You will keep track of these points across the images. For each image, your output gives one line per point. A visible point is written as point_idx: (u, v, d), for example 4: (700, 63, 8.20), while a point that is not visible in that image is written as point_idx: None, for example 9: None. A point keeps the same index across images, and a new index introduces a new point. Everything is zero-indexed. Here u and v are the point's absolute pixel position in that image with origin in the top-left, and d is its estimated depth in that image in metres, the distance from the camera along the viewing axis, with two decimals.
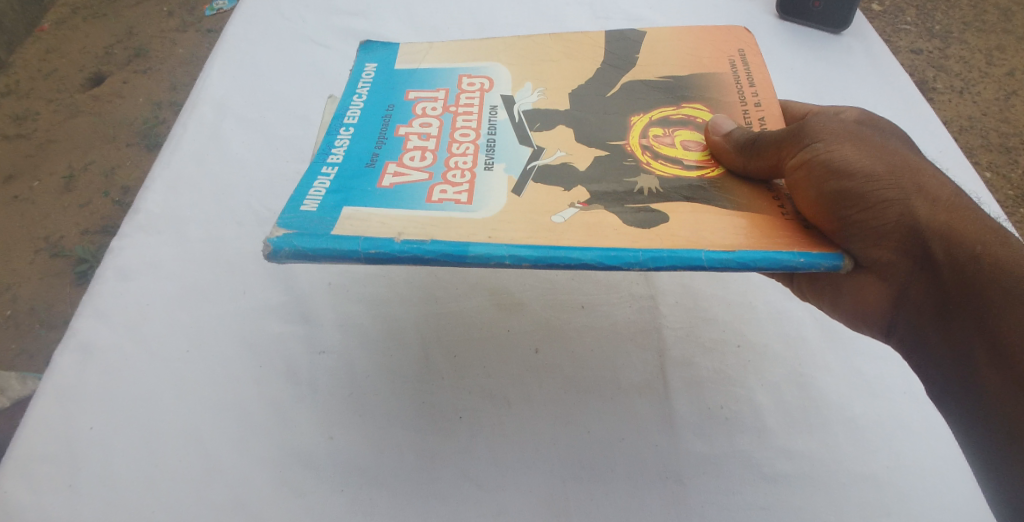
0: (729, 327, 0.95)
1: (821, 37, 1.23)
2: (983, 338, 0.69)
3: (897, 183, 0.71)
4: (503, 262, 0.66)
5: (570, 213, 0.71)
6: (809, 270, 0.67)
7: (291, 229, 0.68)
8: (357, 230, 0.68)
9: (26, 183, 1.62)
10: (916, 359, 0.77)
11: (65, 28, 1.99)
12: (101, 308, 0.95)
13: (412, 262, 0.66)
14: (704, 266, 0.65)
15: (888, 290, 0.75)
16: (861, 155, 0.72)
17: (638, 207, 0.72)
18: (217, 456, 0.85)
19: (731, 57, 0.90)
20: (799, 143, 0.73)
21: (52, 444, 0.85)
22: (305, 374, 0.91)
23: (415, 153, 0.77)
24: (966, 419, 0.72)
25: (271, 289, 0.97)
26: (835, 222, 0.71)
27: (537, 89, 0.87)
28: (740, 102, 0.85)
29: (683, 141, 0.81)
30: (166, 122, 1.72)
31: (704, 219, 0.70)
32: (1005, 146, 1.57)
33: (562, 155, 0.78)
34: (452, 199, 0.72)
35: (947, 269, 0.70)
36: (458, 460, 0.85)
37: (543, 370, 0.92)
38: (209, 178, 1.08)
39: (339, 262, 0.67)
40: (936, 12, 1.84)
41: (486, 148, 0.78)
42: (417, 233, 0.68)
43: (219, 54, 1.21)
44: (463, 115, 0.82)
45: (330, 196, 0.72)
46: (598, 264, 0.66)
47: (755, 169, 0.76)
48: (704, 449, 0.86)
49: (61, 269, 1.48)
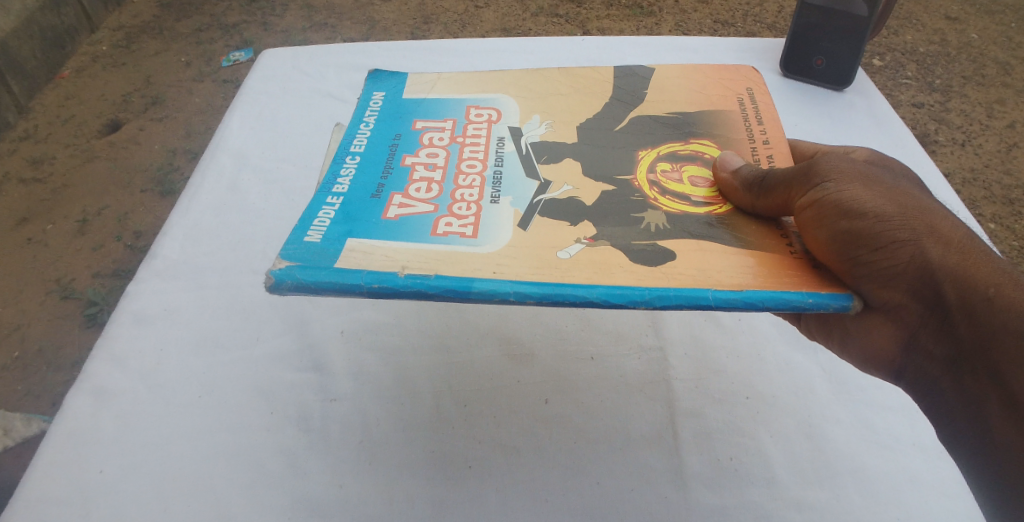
0: (739, 379, 0.95)
1: (824, 94, 1.26)
2: (996, 386, 0.69)
3: (908, 224, 0.71)
4: (507, 298, 0.66)
5: (576, 249, 0.72)
6: (818, 310, 0.67)
7: (293, 261, 0.69)
8: (360, 262, 0.69)
9: (41, 226, 1.65)
10: (927, 403, 0.77)
11: (85, 75, 2.04)
12: (114, 352, 0.96)
13: (415, 296, 0.67)
14: (711, 305, 0.66)
15: (898, 331, 0.76)
16: (872, 194, 0.72)
17: (644, 245, 0.72)
18: (224, 503, 0.84)
19: (739, 95, 0.92)
20: (809, 183, 0.73)
21: (60, 489, 0.85)
22: (316, 422, 0.91)
23: (421, 184, 0.79)
24: (977, 466, 0.72)
25: (284, 336, 0.98)
26: (847, 263, 0.71)
27: (544, 122, 0.89)
28: (748, 139, 0.86)
29: (691, 177, 0.82)
30: (181, 168, 1.75)
31: (710, 257, 0.71)
32: (1008, 197, 1.59)
33: (569, 190, 0.79)
34: (457, 232, 0.73)
35: (959, 311, 0.70)
36: (466, 510, 0.84)
37: (553, 421, 0.92)
38: (227, 228, 1.10)
39: (342, 297, 0.68)
40: (936, 67, 1.88)
41: (493, 181, 0.80)
42: (421, 268, 0.69)
43: (239, 107, 1.25)
44: (470, 146, 0.85)
45: (335, 226, 0.74)
46: (603, 303, 0.66)
47: (764, 207, 0.76)
48: (715, 500, 0.85)
49: (71, 310, 1.49)
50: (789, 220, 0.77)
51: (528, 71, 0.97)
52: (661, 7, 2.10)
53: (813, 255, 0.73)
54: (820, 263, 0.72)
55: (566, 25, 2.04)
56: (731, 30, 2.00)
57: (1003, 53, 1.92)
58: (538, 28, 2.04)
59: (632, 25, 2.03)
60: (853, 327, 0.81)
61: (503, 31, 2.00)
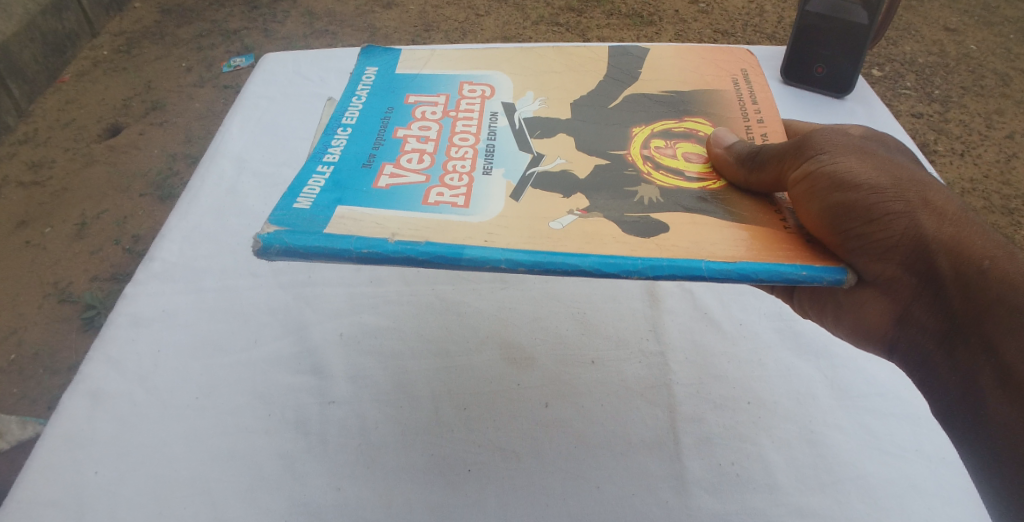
0: (739, 384, 0.95)
1: (823, 101, 1.26)
2: (989, 356, 0.69)
3: (903, 196, 0.71)
4: (499, 265, 0.66)
5: (569, 220, 0.71)
6: (812, 283, 0.67)
7: (282, 226, 0.68)
8: (350, 229, 0.69)
9: (40, 229, 1.64)
10: (919, 376, 0.77)
11: (86, 80, 2.04)
12: (112, 354, 0.95)
13: (405, 262, 0.67)
14: (704, 276, 0.65)
15: (891, 305, 0.76)
16: (866, 166, 0.72)
17: (638, 217, 0.72)
18: (220, 506, 0.83)
19: (733, 76, 0.93)
20: (803, 155, 0.73)
21: (54, 491, 0.84)
22: (314, 426, 0.90)
23: (413, 156, 0.79)
24: (972, 439, 0.71)
25: (283, 338, 0.98)
26: (840, 236, 0.71)
27: (538, 99, 0.89)
28: (743, 118, 0.87)
29: (685, 153, 0.83)
30: (180, 173, 1.75)
31: (703, 230, 0.71)
32: (1007, 207, 1.59)
33: (562, 163, 0.80)
34: (449, 202, 0.73)
35: (952, 285, 0.71)
36: (465, 515, 0.84)
37: (553, 424, 0.91)
38: (227, 231, 1.10)
39: (330, 262, 0.68)
40: (935, 78, 1.89)
41: (485, 153, 0.80)
42: (412, 235, 0.68)
43: (240, 110, 1.25)
44: (463, 120, 0.85)
45: (325, 194, 0.73)
46: (595, 272, 0.66)
47: (757, 183, 0.76)
48: (716, 506, 0.84)
49: (68, 314, 1.48)
50: (781, 196, 0.78)
51: (523, 50, 0.98)
52: (661, 17, 2.11)
53: (808, 230, 0.73)
54: (813, 238, 0.72)
55: (567, 34, 2.05)
56: (731, 40, 2.01)
57: (1003, 65, 1.92)
58: (539, 36, 2.04)
59: (632, 34, 2.04)
60: (846, 301, 0.81)
61: (504, 39, 2.01)
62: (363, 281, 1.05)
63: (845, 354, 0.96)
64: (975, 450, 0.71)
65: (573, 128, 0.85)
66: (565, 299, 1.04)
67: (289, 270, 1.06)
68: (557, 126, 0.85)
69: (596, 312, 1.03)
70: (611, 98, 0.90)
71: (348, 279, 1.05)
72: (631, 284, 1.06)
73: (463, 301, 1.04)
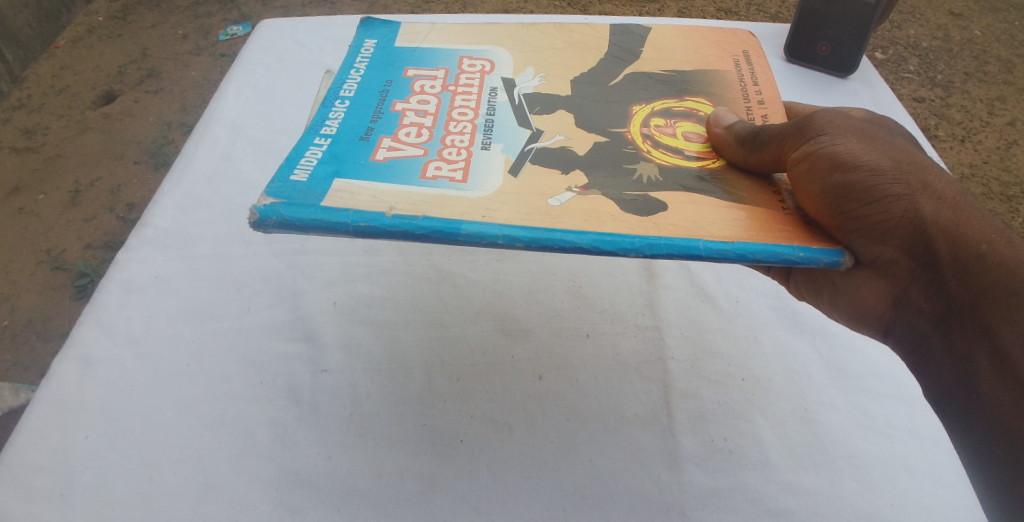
0: (734, 361, 0.95)
1: (826, 80, 1.25)
2: (985, 340, 0.69)
3: (903, 179, 0.71)
4: (496, 241, 0.65)
5: (567, 197, 0.70)
6: (808, 265, 0.66)
7: (279, 198, 0.68)
8: (347, 202, 0.68)
9: (33, 196, 1.63)
10: (913, 359, 0.77)
11: (80, 46, 2.02)
12: (104, 320, 0.95)
13: (403, 237, 0.66)
14: (702, 256, 0.65)
15: (888, 289, 0.76)
16: (866, 148, 0.72)
17: (637, 196, 0.71)
18: (213, 472, 0.83)
19: (735, 56, 0.92)
20: (804, 136, 0.72)
21: (45, 455, 0.84)
22: (306, 394, 0.90)
23: (412, 129, 0.78)
24: (964, 420, 0.71)
25: (276, 307, 0.97)
26: (840, 218, 0.70)
27: (538, 74, 0.88)
28: (744, 99, 0.86)
29: (684, 132, 0.82)
30: (176, 141, 1.73)
31: (702, 210, 0.70)
32: (1006, 194, 1.58)
33: (561, 139, 0.79)
34: (446, 176, 0.72)
35: (951, 268, 0.70)
36: (456, 485, 0.84)
37: (546, 398, 0.91)
38: (220, 198, 1.09)
39: (326, 236, 0.67)
40: (938, 62, 1.87)
41: (484, 128, 0.79)
42: (409, 209, 0.67)
43: (235, 78, 1.23)
44: (462, 95, 0.84)
45: (322, 166, 0.72)
46: (593, 249, 0.65)
47: (756, 163, 0.75)
48: (708, 481, 0.85)
49: (61, 282, 1.48)
50: (780, 177, 0.77)
51: (525, 24, 0.96)
52: None
53: (806, 211, 0.72)
54: (812, 220, 0.72)
55: (568, 8, 2.02)
56: (734, 18, 1.98)
57: (1006, 51, 1.90)
58: (540, 8, 2.01)
59: (634, 11, 2.01)
60: (842, 284, 0.81)
61: (503, 11, 1.97)
62: (357, 251, 1.04)
63: (840, 333, 0.96)
64: (968, 433, 0.71)
65: (573, 106, 0.84)
66: (562, 273, 1.04)
67: (283, 239, 1.05)
68: (557, 104, 0.84)
69: (592, 286, 1.02)
70: (612, 76, 0.89)
71: (342, 249, 1.04)
72: (627, 261, 1.05)
73: (457, 272, 1.03)
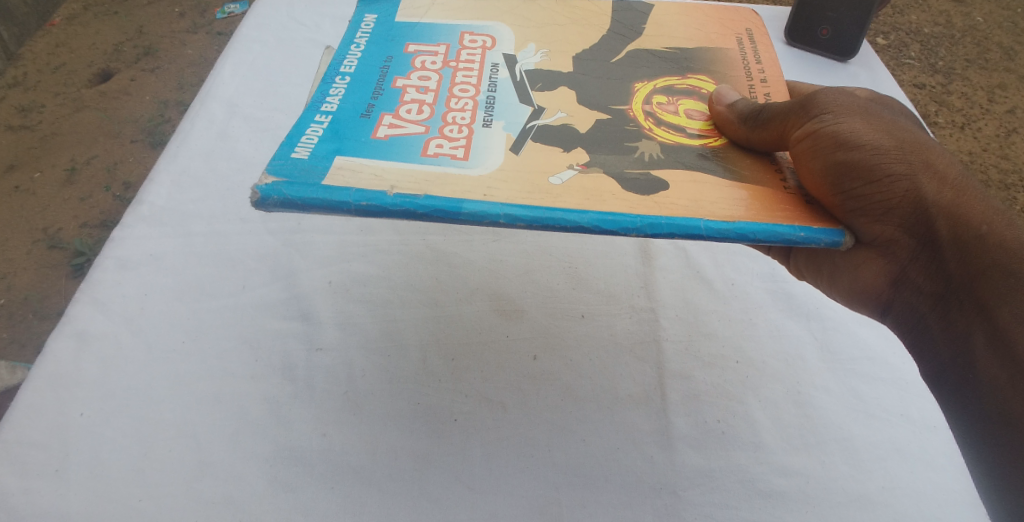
0: (729, 343, 0.95)
1: (827, 64, 1.24)
2: (983, 322, 0.69)
3: (905, 159, 0.70)
4: (497, 221, 0.65)
5: (568, 176, 0.70)
6: (809, 245, 0.66)
7: (280, 177, 0.67)
8: (348, 180, 0.67)
9: (28, 174, 1.61)
10: (910, 339, 0.77)
11: (76, 23, 2.00)
12: (100, 296, 0.94)
13: (404, 216, 0.66)
14: (703, 236, 0.65)
15: (888, 268, 0.76)
16: (869, 127, 0.71)
17: (639, 174, 0.71)
18: (207, 448, 0.83)
19: (738, 34, 0.91)
20: (807, 115, 0.72)
21: (39, 430, 0.84)
22: (301, 372, 0.90)
23: (412, 107, 0.77)
24: (959, 401, 0.71)
25: (272, 285, 0.97)
26: (840, 197, 0.70)
27: (539, 51, 0.87)
28: (746, 77, 0.85)
29: (686, 110, 0.81)
30: (173, 120, 1.71)
31: (703, 188, 0.70)
32: (1005, 182, 1.57)
33: (563, 117, 0.78)
34: (448, 153, 0.72)
35: (951, 249, 0.70)
36: (450, 462, 0.84)
37: (542, 377, 0.91)
38: (216, 175, 1.08)
39: (329, 215, 0.66)
40: (940, 49, 1.86)
41: (485, 105, 0.78)
42: (411, 188, 0.67)
43: (232, 54, 1.22)
44: (463, 71, 0.83)
45: (324, 143, 0.72)
46: (593, 229, 0.65)
47: (757, 140, 0.75)
48: (701, 462, 0.85)
49: (58, 260, 1.47)
50: (781, 155, 0.76)
51: (526, 0, 0.95)
52: None
53: (807, 190, 0.72)
54: (813, 198, 0.71)
55: None
56: None
57: (1008, 39, 1.89)
58: None
59: None
60: (842, 263, 0.81)
61: None
62: (354, 231, 1.04)
63: (834, 317, 0.97)
64: (961, 413, 0.71)
65: (574, 83, 0.83)
66: (560, 252, 1.03)
67: (279, 217, 1.04)
68: (558, 81, 0.83)
69: (589, 267, 1.02)
70: (613, 53, 0.88)
71: (339, 228, 1.04)
72: (625, 241, 1.05)
73: (454, 252, 1.03)
